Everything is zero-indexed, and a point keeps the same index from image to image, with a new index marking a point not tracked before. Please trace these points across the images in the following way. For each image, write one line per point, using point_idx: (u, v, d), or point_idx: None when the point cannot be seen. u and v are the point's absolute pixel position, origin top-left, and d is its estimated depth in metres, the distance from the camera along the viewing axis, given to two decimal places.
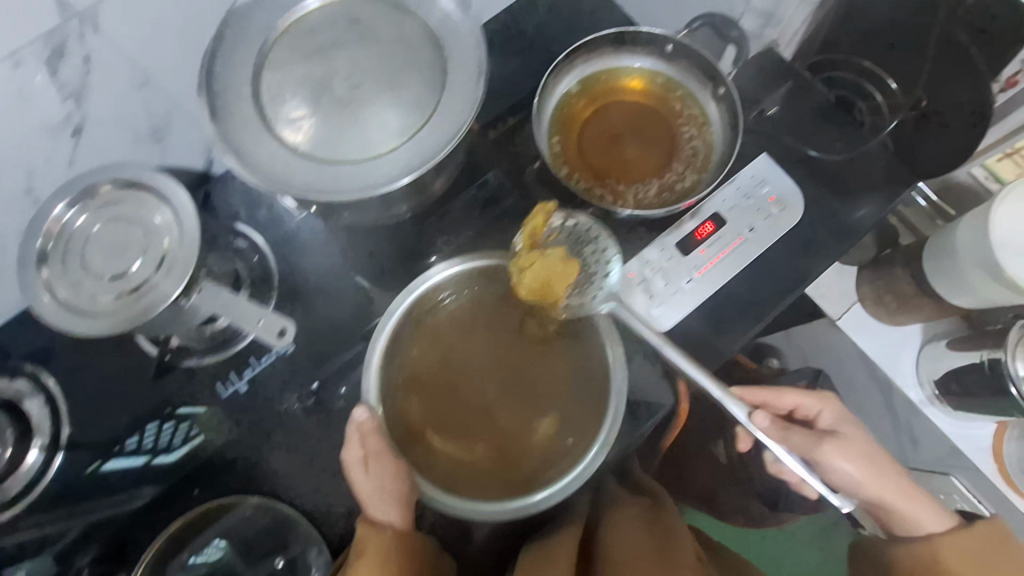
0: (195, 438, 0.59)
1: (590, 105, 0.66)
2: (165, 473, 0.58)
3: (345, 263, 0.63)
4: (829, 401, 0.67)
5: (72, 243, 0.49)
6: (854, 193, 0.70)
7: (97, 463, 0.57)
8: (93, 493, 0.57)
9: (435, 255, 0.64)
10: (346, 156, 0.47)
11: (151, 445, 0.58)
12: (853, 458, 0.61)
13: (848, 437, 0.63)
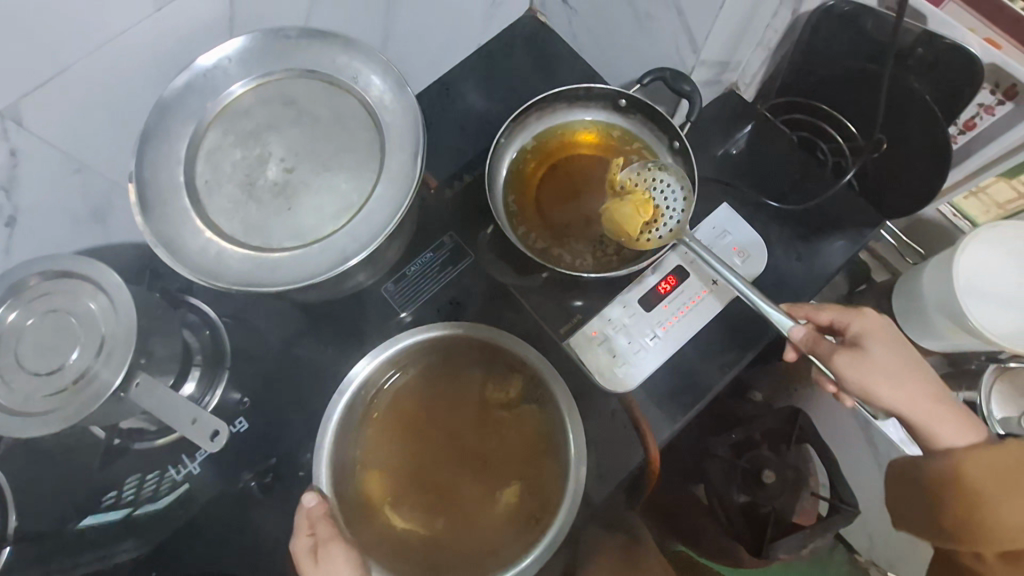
0: (181, 486, 0.58)
1: (544, 160, 0.65)
2: (151, 524, 0.58)
3: (302, 333, 0.62)
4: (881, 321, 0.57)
5: (5, 338, 0.48)
6: (819, 238, 0.69)
7: (76, 519, 0.57)
8: (73, 550, 0.56)
9: (407, 311, 0.62)
10: (283, 243, 0.46)
11: (132, 496, 0.57)
12: (897, 379, 0.55)
13: (881, 343, 0.56)
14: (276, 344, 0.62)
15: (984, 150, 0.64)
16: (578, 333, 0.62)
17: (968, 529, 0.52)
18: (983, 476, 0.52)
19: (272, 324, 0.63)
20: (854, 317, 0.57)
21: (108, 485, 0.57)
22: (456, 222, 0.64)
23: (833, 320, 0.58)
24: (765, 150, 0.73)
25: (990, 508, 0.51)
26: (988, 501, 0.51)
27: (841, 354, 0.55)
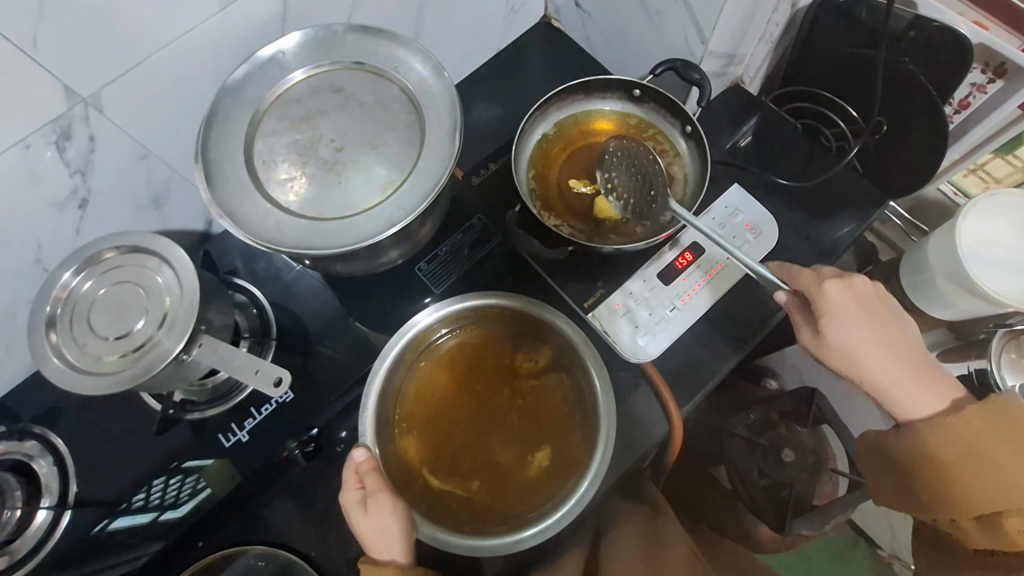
0: (202, 492, 0.60)
1: (565, 147, 0.70)
2: (173, 528, 0.59)
3: (341, 310, 0.66)
4: (847, 293, 0.57)
5: (79, 306, 0.52)
6: (827, 216, 0.73)
7: (104, 521, 0.58)
8: (100, 552, 0.58)
9: (430, 297, 0.67)
10: (334, 213, 0.51)
11: (158, 501, 0.60)
12: (857, 359, 0.56)
13: (844, 323, 0.56)
14: (316, 322, 0.66)
15: (980, 126, 0.68)
16: (602, 306, 0.65)
17: (939, 498, 0.53)
18: (944, 443, 0.52)
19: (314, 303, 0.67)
20: (818, 291, 0.57)
21: (137, 485, 0.60)
22: (484, 207, 0.69)
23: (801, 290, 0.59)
24: (773, 137, 0.77)
25: (952, 472, 0.52)
26: (950, 468, 0.52)
27: (806, 334, 0.58)
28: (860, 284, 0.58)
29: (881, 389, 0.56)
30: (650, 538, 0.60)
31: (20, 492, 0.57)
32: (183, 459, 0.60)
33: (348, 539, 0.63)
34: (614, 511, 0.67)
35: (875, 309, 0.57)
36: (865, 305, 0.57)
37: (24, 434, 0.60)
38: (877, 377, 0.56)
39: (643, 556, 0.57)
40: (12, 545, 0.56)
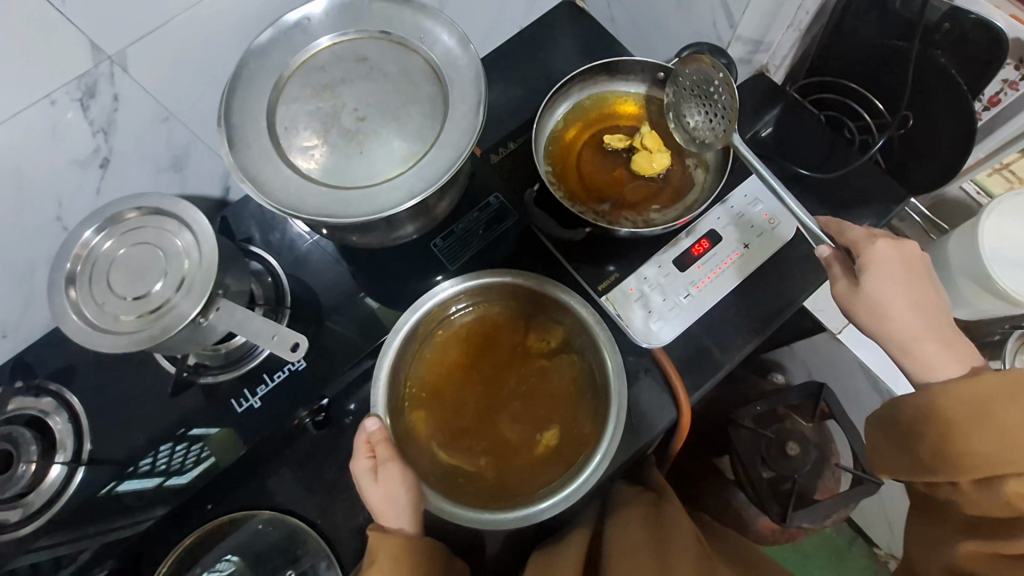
0: (207, 459, 0.61)
1: (585, 129, 0.70)
2: (177, 494, 0.60)
3: (355, 283, 0.66)
4: (894, 252, 0.57)
5: (98, 265, 0.52)
6: (848, 209, 0.73)
7: (111, 484, 0.59)
8: (108, 511, 0.59)
9: (441, 275, 0.67)
10: (355, 182, 0.51)
11: (164, 467, 0.60)
12: (885, 312, 0.56)
13: (887, 278, 0.56)
14: (330, 295, 0.66)
15: (1010, 124, 0.67)
16: (616, 289, 0.66)
17: (943, 461, 0.50)
18: (954, 402, 0.50)
19: (327, 274, 0.66)
20: (866, 244, 0.57)
21: (142, 451, 0.60)
22: (501, 185, 0.68)
23: (849, 246, 0.59)
24: (795, 129, 0.77)
25: (960, 432, 0.49)
26: (958, 427, 0.49)
27: (841, 284, 0.58)
28: (912, 247, 0.57)
29: (902, 345, 0.56)
30: (653, 523, 0.61)
31: (36, 446, 0.58)
32: (190, 427, 0.61)
33: (354, 508, 0.64)
34: (617, 496, 0.68)
35: (919, 275, 0.57)
36: (913, 267, 0.57)
37: (39, 390, 0.60)
38: (902, 335, 0.56)
39: (649, 542, 0.57)
40: (27, 496, 0.57)
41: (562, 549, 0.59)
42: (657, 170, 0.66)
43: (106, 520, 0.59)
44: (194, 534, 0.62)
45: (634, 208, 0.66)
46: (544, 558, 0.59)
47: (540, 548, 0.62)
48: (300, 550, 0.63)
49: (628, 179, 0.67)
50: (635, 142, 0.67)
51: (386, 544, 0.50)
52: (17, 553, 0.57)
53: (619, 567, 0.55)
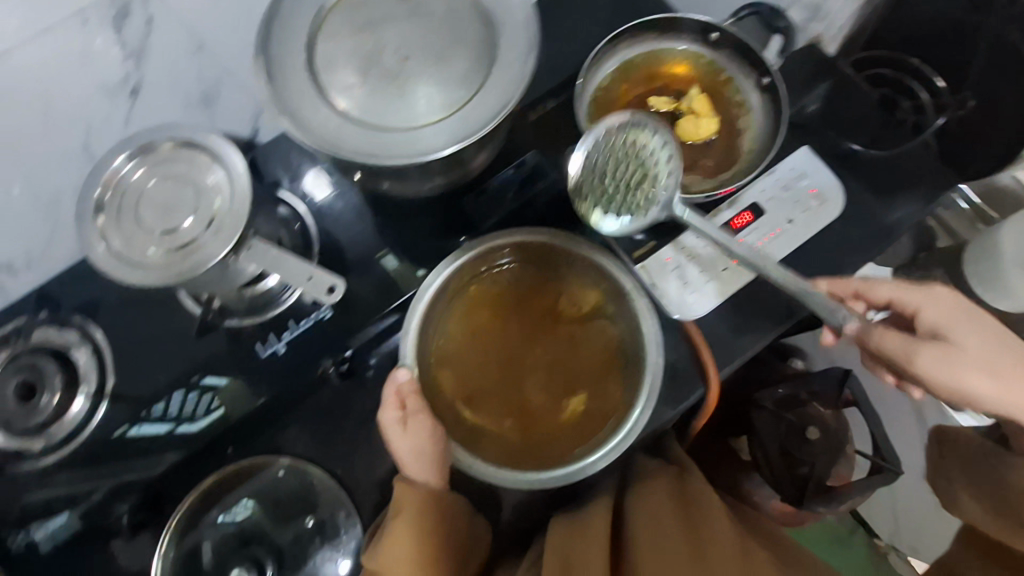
0: (216, 411, 0.60)
1: (630, 88, 0.67)
2: (188, 442, 0.60)
3: (378, 242, 0.62)
4: (949, 298, 0.55)
5: (127, 196, 0.51)
6: (894, 194, 0.69)
7: (124, 427, 0.58)
8: (120, 454, 0.59)
9: (464, 236, 0.62)
10: (395, 125, 0.48)
11: (176, 413, 0.59)
12: (990, 365, 0.52)
13: (961, 326, 0.53)
14: (353, 251, 0.61)
15: None
16: (652, 257, 0.64)
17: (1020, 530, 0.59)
18: None
19: (344, 228, 0.62)
20: (912, 299, 0.56)
21: (154, 398, 0.59)
22: (541, 144, 0.65)
23: (889, 300, 0.57)
24: (849, 102, 0.72)
25: None
26: None
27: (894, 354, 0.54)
28: (942, 289, 0.56)
29: (1001, 398, 0.52)
30: (678, 495, 0.60)
31: (60, 377, 0.57)
32: (203, 374, 0.60)
33: (373, 461, 0.66)
34: (638, 469, 0.67)
35: (963, 314, 0.54)
36: (957, 310, 0.54)
37: (64, 323, 0.60)
38: (998, 391, 0.52)
39: (677, 515, 0.57)
40: (49, 428, 0.57)
41: (585, 518, 0.59)
42: (704, 137, 0.65)
43: (122, 461, 0.59)
44: (207, 481, 0.65)
45: (680, 173, 0.64)
46: (566, 523, 0.59)
47: (559, 514, 0.62)
48: (321, 497, 0.65)
49: None
50: (682, 106, 0.65)
51: (409, 494, 0.52)
52: (34, 489, 0.57)
53: (647, 538, 0.54)
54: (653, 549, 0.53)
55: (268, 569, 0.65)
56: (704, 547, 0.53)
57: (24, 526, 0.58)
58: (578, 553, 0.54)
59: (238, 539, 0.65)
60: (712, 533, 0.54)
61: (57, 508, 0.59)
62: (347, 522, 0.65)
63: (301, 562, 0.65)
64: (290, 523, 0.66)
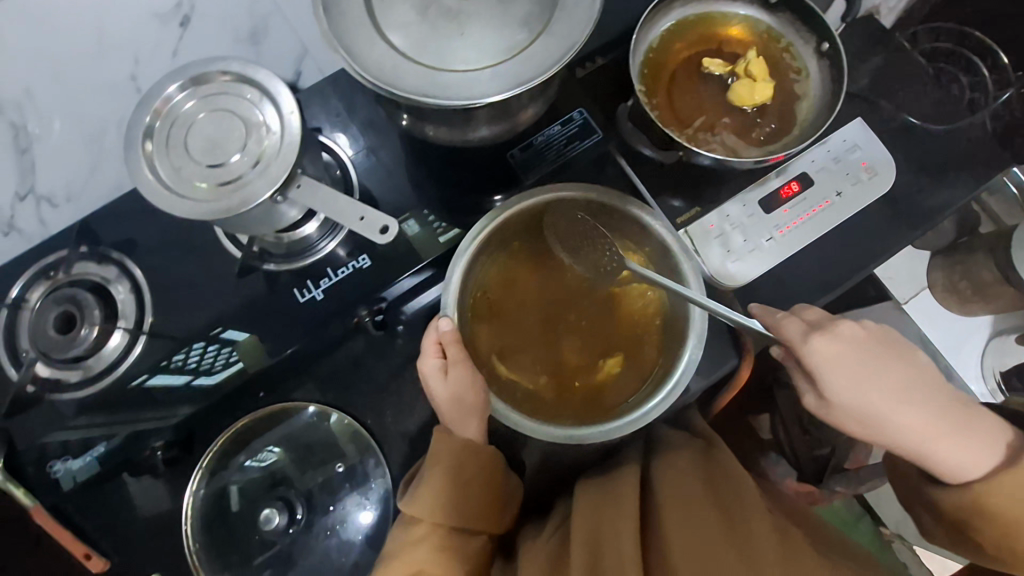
0: (235, 364, 0.62)
1: (686, 47, 0.66)
2: (205, 392, 0.62)
3: (415, 198, 0.61)
4: (836, 343, 0.51)
5: (176, 126, 0.50)
6: (944, 172, 0.68)
7: (142, 377, 0.58)
8: (141, 403, 0.60)
9: (498, 196, 0.63)
10: (453, 66, 0.47)
11: (195, 365, 0.60)
12: (893, 412, 0.50)
13: (841, 373, 0.50)
14: (389, 203, 0.60)
15: None
16: (696, 224, 0.64)
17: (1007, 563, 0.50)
18: (998, 499, 0.48)
19: (382, 177, 0.61)
20: (802, 344, 0.51)
21: (171, 351, 0.59)
22: (589, 102, 0.64)
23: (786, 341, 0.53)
24: (901, 78, 0.70)
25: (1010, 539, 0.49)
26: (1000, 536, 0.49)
27: (808, 395, 0.53)
28: (846, 326, 0.52)
29: (917, 443, 0.50)
30: (706, 474, 0.57)
31: (99, 311, 0.57)
32: (224, 327, 0.59)
33: (403, 412, 0.67)
34: (662, 437, 0.65)
35: (872, 348, 0.52)
36: (859, 350, 0.51)
37: (102, 258, 0.59)
38: (873, 431, 0.51)
39: (708, 494, 0.54)
40: (88, 360, 0.57)
41: (612, 484, 0.58)
42: (757, 103, 0.63)
43: (134, 408, 0.60)
44: (219, 441, 0.67)
45: (729, 137, 0.63)
46: (593, 487, 0.59)
47: (586, 478, 0.62)
48: (352, 443, 0.68)
49: (723, 104, 0.64)
50: (738, 68, 0.63)
51: (446, 441, 0.55)
52: (59, 425, 0.58)
53: (676, 516, 0.52)
54: (684, 533, 0.50)
55: (298, 510, 0.67)
56: (740, 533, 0.50)
57: (62, 454, 0.60)
58: (608, 526, 0.52)
59: (268, 483, 0.68)
60: (747, 516, 0.51)
61: (93, 441, 0.60)
62: (376, 471, 0.67)
63: (330, 505, 0.68)
64: (319, 468, 0.69)
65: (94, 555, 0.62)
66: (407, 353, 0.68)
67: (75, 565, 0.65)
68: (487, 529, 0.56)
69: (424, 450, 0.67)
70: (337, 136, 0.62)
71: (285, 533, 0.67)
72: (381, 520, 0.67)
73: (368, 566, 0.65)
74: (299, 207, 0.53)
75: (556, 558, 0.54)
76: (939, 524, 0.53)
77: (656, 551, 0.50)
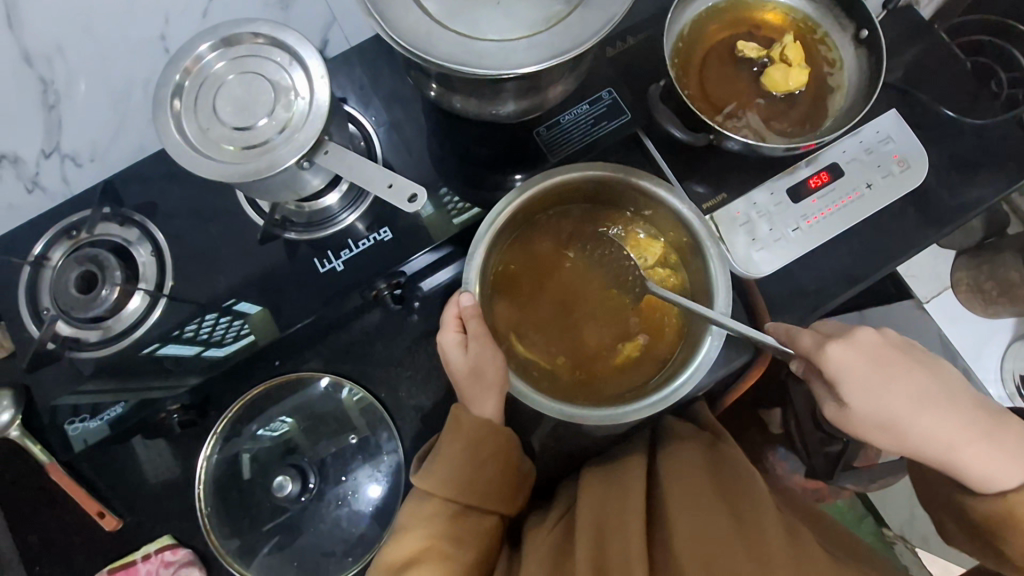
0: (246, 337, 0.61)
1: (722, 30, 0.65)
2: (214, 365, 0.61)
3: (437, 172, 0.60)
4: (856, 352, 0.49)
5: (206, 86, 0.50)
6: (977, 168, 0.66)
7: (154, 346, 0.58)
8: (151, 370, 0.59)
9: (521, 174, 0.62)
10: (488, 35, 0.46)
11: (205, 337, 0.59)
12: (917, 419, 0.49)
13: (864, 382, 0.49)
14: (411, 176, 0.60)
15: None
16: (722, 210, 0.63)
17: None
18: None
19: (403, 151, 0.60)
20: (818, 355, 0.49)
21: (188, 317, 0.58)
22: (618, 81, 0.63)
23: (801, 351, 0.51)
24: (937, 70, 0.69)
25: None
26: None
27: (827, 402, 0.52)
28: (864, 334, 0.50)
29: (941, 448, 0.49)
30: (712, 472, 0.55)
31: (120, 272, 0.57)
32: (235, 300, 0.58)
33: (417, 387, 0.67)
34: (668, 429, 0.63)
35: (892, 356, 0.50)
36: (880, 359, 0.49)
37: (124, 219, 0.59)
38: (890, 438, 0.50)
39: (715, 491, 0.53)
40: (107, 321, 0.57)
41: (621, 474, 0.57)
42: (792, 88, 0.62)
43: (142, 376, 0.59)
44: (233, 409, 0.67)
45: (760, 123, 0.62)
46: (600, 476, 0.58)
47: (597, 462, 0.62)
48: (364, 416, 0.68)
49: (756, 89, 0.63)
50: (774, 52, 0.62)
51: (468, 417, 0.55)
52: (75, 384, 0.58)
53: (683, 513, 0.50)
54: (691, 530, 0.48)
55: (312, 478, 0.67)
56: (748, 530, 0.48)
57: (78, 415, 0.60)
58: (613, 522, 0.51)
59: (280, 451, 0.69)
60: (755, 514, 0.50)
61: (107, 403, 0.60)
62: (388, 444, 0.67)
63: (343, 476, 0.68)
64: (333, 438, 0.69)
65: (108, 513, 0.65)
66: (421, 330, 0.68)
67: (89, 522, 0.66)
68: (502, 510, 0.56)
69: (435, 426, 0.67)
70: (348, 108, 0.60)
71: (298, 501, 0.66)
72: (391, 494, 0.67)
73: (375, 539, 0.66)
74: (323, 175, 0.52)
75: (562, 544, 0.53)
76: (962, 527, 0.54)
77: (661, 547, 0.49)
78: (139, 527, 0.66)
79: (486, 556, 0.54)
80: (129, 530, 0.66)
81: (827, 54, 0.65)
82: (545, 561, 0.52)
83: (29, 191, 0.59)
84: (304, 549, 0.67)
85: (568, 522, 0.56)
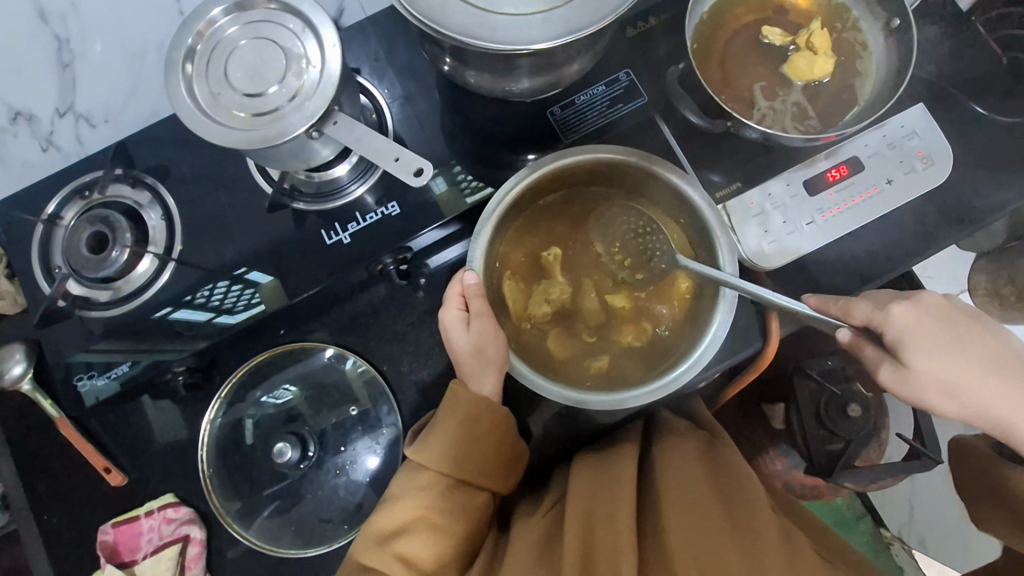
0: (257, 305, 0.61)
1: (747, 12, 0.63)
2: (225, 330, 0.62)
3: (448, 149, 0.60)
4: (920, 313, 0.50)
5: (218, 50, 0.50)
6: (1005, 170, 0.64)
7: (166, 310, 0.58)
8: (161, 332, 0.60)
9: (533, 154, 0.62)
10: (503, 9, 0.45)
11: (217, 303, 0.60)
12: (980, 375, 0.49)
13: (927, 343, 0.49)
14: (422, 155, 0.59)
15: None
16: (736, 200, 0.62)
17: None
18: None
19: (415, 126, 0.60)
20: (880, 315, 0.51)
21: (198, 284, 0.58)
22: (638, 63, 0.61)
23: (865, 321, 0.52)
24: (971, 65, 0.66)
25: None
26: None
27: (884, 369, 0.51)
28: (929, 297, 0.51)
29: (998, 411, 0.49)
30: (708, 467, 0.55)
31: (130, 234, 0.58)
32: (248, 269, 0.58)
33: (419, 362, 0.68)
34: (664, 423, 0.63)
35: (954, 317, 0.51)
36: (946, 318, 0.51)
37: (136, 181, 0.59)
38: (947, 402, 0.50)
39: (708, 485, 0.53)
40: (118, 281, 0.58)
41: (614, 462, 0.57)
42: (815, 77, 0.61)
43: (158, 341, 0.60)
44: (237, 375, 0.69)
45: (780, 113, 0.61)
46: (593, 463, 0.58)
47: (591, 447, 0.63)
48: (366, 388, 0.68)
49: (778, 76, 0.61)
50: (799, 39, 0.61)
51: (468, 396, 0.55)
52: (84, 344, 0.59)
53: (677, 508, 0.50)
54: (682, 527, 0.48)
55: (311, 447, 0.68)
56: (740, 528, 0.49)
57: (87, 372, 0.61)
58: (601, 510, 0.52)
59: (283, 418, 0.70)
60: (748, 513, 0.50)
61: (116, 362, 0.61)
62: (388, 417, 0.68)
63: (342, 446, 0.69)
64: (334, 409, 0.70)
65: (114, 469, 0.67)
66: (425, 306, 0.68)
67: (97, 478, 0.68)
68: (495, 489, 0.57)
69: (435, 402, 0.67)
70: (362, 78, 0.60)
71: (298, 468, 0.67)
72: (388, 465, 0.68)
73: (372, 508, 0.67)
74: (332, 145, 0.52)
75: (548, 529, 0.54)
76: None
77: (652, 542, 0.49)
78: (144, 483, 0.68)
79: (475, 533, 0.55)
80: (133, 486, 0.68)
81: (857, 40, 0.63)
82: (533, 547, 0.52)
83: (44, 150, 0.60)
84: (302, 516, 0.68)
85: (557, 512, 0.56)
